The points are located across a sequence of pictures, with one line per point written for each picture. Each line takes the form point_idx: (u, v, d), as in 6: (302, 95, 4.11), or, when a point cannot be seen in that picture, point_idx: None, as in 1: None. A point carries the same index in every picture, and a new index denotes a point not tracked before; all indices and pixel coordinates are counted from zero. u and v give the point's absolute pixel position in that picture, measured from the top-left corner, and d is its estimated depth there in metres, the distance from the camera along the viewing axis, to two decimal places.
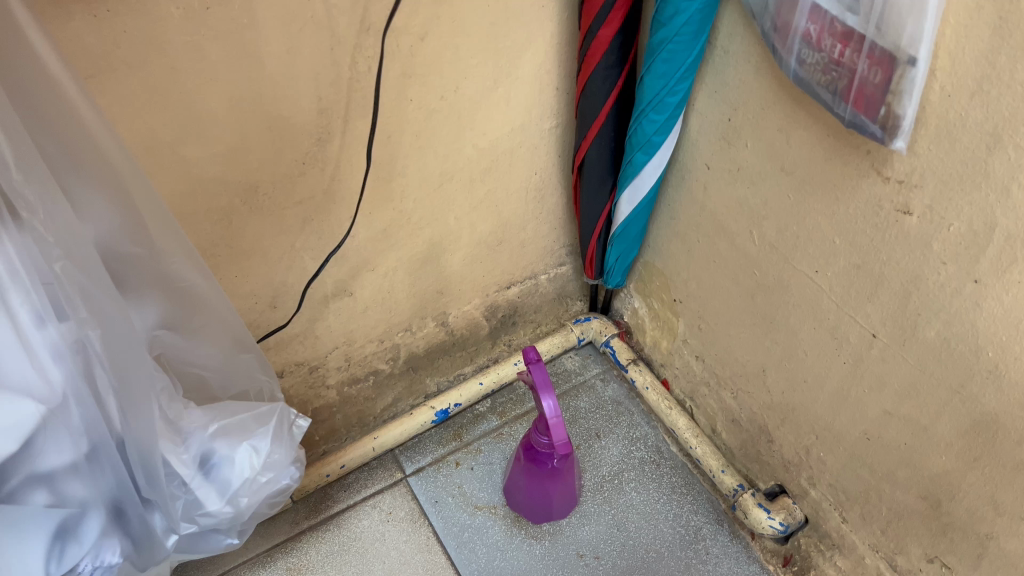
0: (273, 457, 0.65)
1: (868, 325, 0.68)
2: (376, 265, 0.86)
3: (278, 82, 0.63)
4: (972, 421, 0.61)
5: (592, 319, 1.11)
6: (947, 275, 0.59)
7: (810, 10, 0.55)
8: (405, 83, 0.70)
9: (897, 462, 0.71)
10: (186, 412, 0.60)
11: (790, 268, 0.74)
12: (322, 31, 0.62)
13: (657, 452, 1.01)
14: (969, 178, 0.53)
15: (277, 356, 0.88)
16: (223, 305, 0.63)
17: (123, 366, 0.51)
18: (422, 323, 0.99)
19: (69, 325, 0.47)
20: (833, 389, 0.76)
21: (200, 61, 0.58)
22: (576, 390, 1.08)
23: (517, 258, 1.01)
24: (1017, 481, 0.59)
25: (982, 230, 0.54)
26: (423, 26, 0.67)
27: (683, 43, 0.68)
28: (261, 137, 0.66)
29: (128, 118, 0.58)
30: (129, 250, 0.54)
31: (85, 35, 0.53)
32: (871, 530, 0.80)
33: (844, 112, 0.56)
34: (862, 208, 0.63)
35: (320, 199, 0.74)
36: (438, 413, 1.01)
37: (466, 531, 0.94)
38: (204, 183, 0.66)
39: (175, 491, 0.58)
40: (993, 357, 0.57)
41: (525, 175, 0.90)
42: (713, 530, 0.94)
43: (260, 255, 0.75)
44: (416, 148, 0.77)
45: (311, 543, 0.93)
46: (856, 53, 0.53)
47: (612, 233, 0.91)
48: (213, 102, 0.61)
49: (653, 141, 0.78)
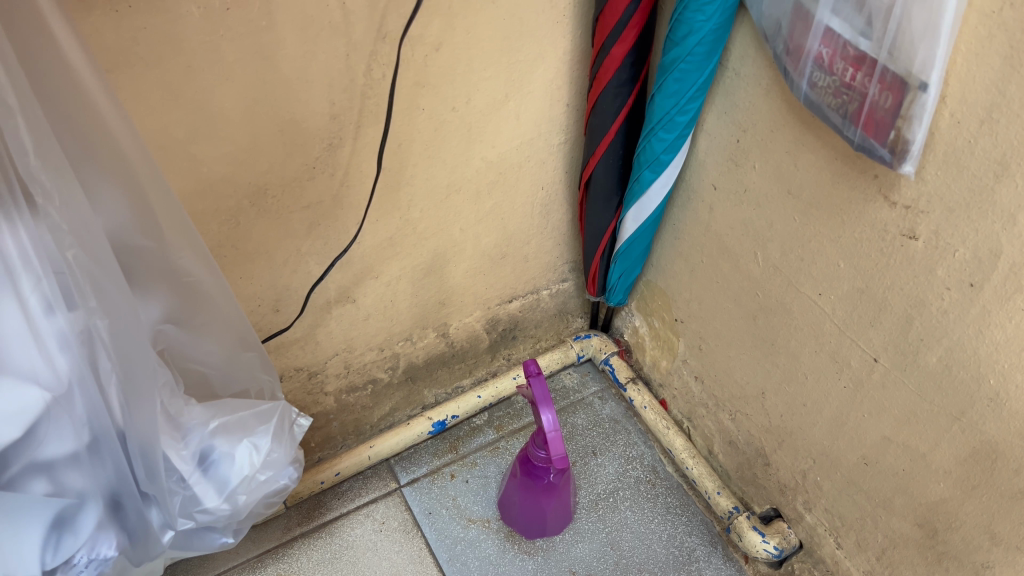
0: (273, 456, 0.64)
1: (870, 350, 0.69)
2: (379, 273, 0.87)
3: (294, 85, 0.64)
4: (971, 449, 0.62)
5: (592, 337, 1.12)
6: (950, 301, 0.59)
7: (823, 34, 0.56)
8: (418, 93, 0.71)
9: (894, 489, 0.72)
10: (186, 408, 0.59)
11: (793, 291, 0.75)
12: (338, 37, 0.63)
13: (653, 472, 1.01)
14: (976, 205, 0.54)
15: (278, 359, 0.88)
16: (228, 304, 0.63)
17: (128, 357, 0.51)
18: (422, 334, 0.99)
19: (78, 314, 0.47)
20: (831, 414, 0.76)
21: (216, 61, 0.59)
22: (574, 407, 1.08)
23: (520, 273, 1.02)
24: (1014, 509, 0.60)
25: (987, 258, 0.55)
26: (438, 37, 0.68)
27: (695, 63, 0.70)
28: (273, 139, 0.67)
29: (145, 113, 0.59)
30: (138, 243, 0.55)
31: (105, 30, 0.53)
32: (866, 557, 0.79)
33: (854, 136, 0.57)
34: (868, 233, 0.64)
35: (328, 205, 0.75)
36: (435, 424, 1.01)
37: (459, 544, 0.93)
38: (216, 182, 0.67)
39: (173, 486, 0.57)
40: (993, 385, 0.58)
41: (532, 189, 0.91)
42: (707, 552, 0.94)
43: (266, 257, 0.76)
44: (425, 158, 0.78)
45: (301, 550, 0.92)
46: (867, 77, 0.54)
47: (616, 250, 0.92)
48: (229, 101, 0.62)
49: (661, 159, 0.79)
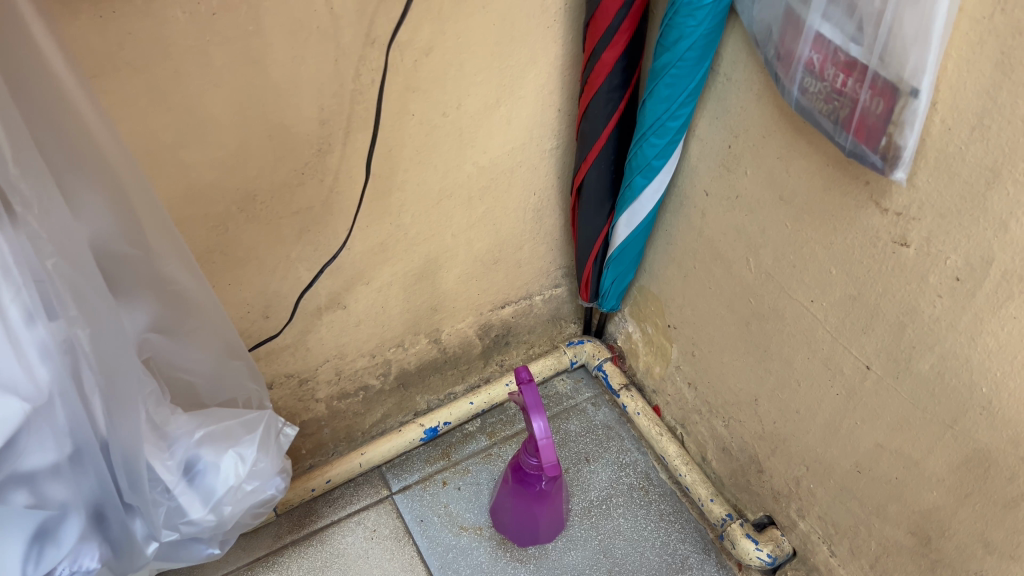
0: (259, 466, 0.63)
1: (863, 357, 0.68)
2: (370, 279, 0.86)
3: (283, 91, 0.64)
4: (964, 457, 0.61)
5: (585, 342, 1.11)
6: (942, 308, 0.59)
7: (814, 39, 0.56)
8: (408, 97, 0.71)
9: (887, 497, 0.71)
10: (172, 418, 0.59)
11: (785, 297, 0.75)
12: (327, 41, 0.63)
13: (646, 479, 1.01)
14: (968, 212, 0.54)
15: (267, 366, 0.87)
16: (215, 312, 0.63)
17: (110, 367, 0.51)
18: (415, 340, 0.99)
19: (59, 324, 0.47)
20: (824, 421, 0.76)
21: (204, 66, 0.58)
22: (567, 413, 1.08)
23: (513, 278, 1.01)
24: (1008, 518, 0.59)
25: (979, 264, 0.55)
26: (428, 41, 0.68)
27: (686, 69, 0.69)
28: (262, 145, 0.66)
29: (131, 119, 0.58)
30: (123, 251, 0.54)
31: (90, 35, 0.53)
32: (860, 565, 0.79)
33: (845, 142, 0.57)
34: (860, 239, 0.63)
35: (318, 210, 0.74)
36: (427, 430, 1.00)
37: (450, 552, 0.93)
38: (204, 188, 0.66)
39: (158, 497, 0.57)
40: (987, 393, 0.57)
41: (524, 194, 0.90)
42: (700, 560, 0.93)
43: (255, 262, 0.75)
44: (416, 163, 0.77)
45: (292, 559, 0.92)
46: (859, 83, 0.54)
47: (609, 255, 0.92)
48: (217, 106, 0.61)
49: (652, 165, 0.79)
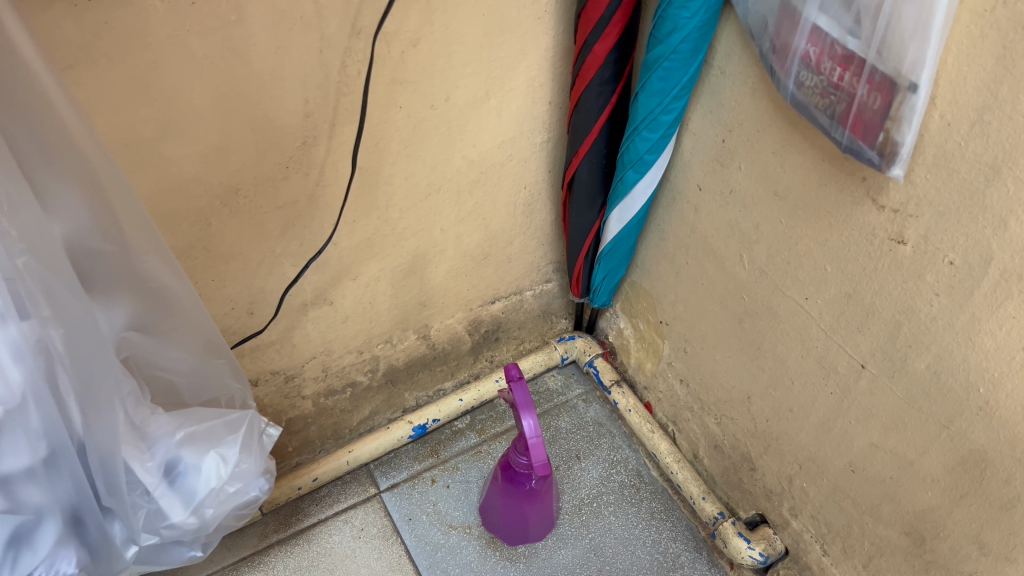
0: (242, 467, 0.62)
1: (858, 355, 0.67)
2: (357, 274, 0.84)
3: (267, 82, 0.62)
4: (960, 457, 0.60)
5: (576, 338, 1.10)
6: (938, 307, 0.58)
7: (810, 32, 0.55)
8: (395, 89, 0.69)
9: (881, 496, 0.71)
10: (152, 417, 0.57)
11: (779, 295, 0.74)
12: (312, 31, 0.61)
13: (637, 476, 1.00)
14: (966, 210, 0.53)
15: (252, 363, 0.85)
16: (196, 309, 0.61)
17: (85, 367, 0.49)
18: (402, 336, 0.97)
19: (30, 323, 0.45)
20: (818, 419, 0.75)
21: (184, 57, 0.56)
22: (557, 409, 1.07)
23: (503, 274, 1.00)
24: (1003, 519, 0.58)
25: (977, 263, 0.54)
26: (416, 32, 0.66)
27: (680, 61, 0.68)
28: (245, 137, 0.64)
29: (108, 111, 0.56)
30: (99, 247, 0.53)
31: (63, 23, 0.51)
32: (853, 564, 0.78)
33: (842, 138, 0.56)
34: (856, 236, 0.62)
35: (303, 205, 0.72)
36: (416, 427, 0.99)
37: (439, 551, 0.91)
38: (186, 183, 0.64)
39: (137, 500, 0.55)
40: (983, 394, 0.57)
41: (514, 189, 0.89)
42: (691, 558, 0.92)
43: (239, 258, 0.73)
44: (403, 156, 0.76)
45: (278, 557, 0.90)
46: (855, 77, 0.52)
47: (601, 250, 0.90)
48: (198, 98, 0.59)
49: (645, 159, 0.78)
